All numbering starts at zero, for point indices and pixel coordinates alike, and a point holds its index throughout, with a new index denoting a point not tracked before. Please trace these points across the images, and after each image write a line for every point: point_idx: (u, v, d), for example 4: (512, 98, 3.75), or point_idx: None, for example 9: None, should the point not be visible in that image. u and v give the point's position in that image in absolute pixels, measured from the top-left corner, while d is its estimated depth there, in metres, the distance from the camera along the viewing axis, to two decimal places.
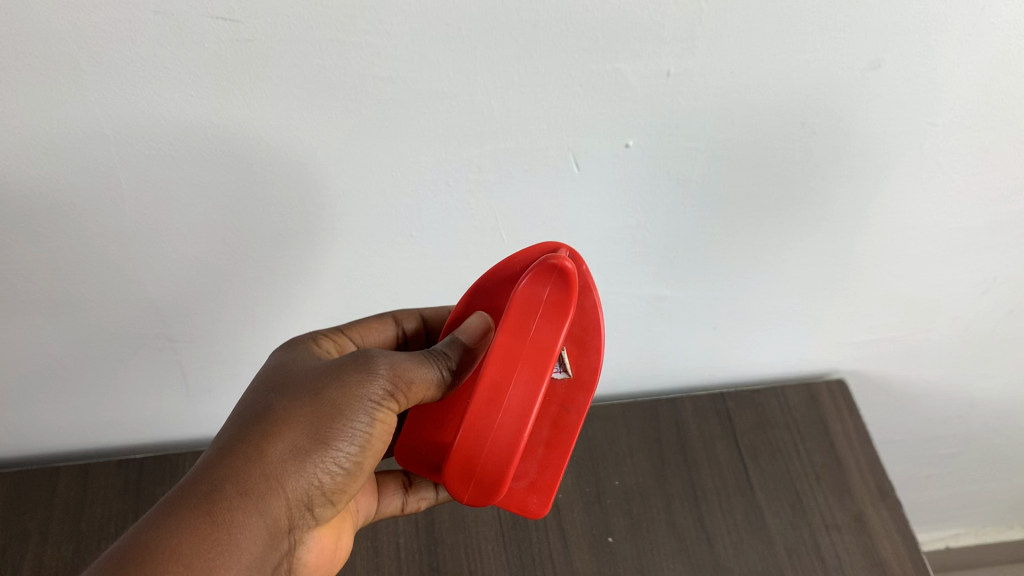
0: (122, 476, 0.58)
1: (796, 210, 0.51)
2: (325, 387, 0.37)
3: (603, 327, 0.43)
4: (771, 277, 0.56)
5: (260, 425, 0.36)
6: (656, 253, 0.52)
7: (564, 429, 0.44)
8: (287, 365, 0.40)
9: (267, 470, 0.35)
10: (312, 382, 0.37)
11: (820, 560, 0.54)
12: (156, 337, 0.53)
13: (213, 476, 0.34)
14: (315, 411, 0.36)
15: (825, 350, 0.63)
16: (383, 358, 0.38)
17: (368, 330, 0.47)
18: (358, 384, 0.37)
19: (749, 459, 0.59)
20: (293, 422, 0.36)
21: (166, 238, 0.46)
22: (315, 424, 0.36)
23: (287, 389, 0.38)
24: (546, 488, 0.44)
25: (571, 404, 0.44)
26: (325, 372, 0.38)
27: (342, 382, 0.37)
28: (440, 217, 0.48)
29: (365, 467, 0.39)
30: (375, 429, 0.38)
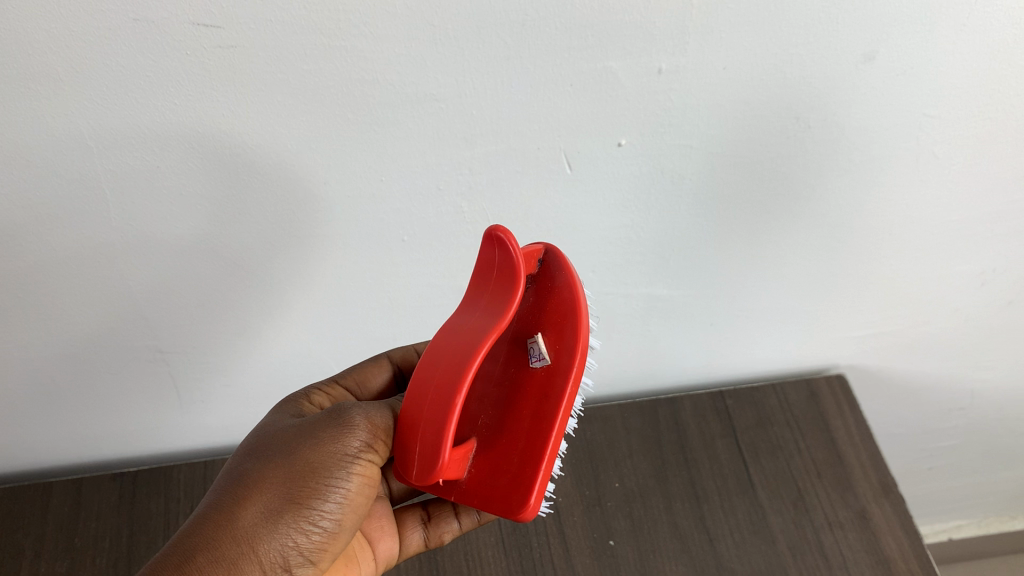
0: (116, 490, 0.57)
1: (792, 206, 0.50)
2: (298, 446, 0.36)
3: (580, 307, 0.38)
4: (768, 273, 0.55)
5: (231, 490, 0.35)
6: (652, 252, 0.52)
7: (544, 421, 0.37)
8: (259, 432, 0.39)
9: (239, 534, 0.34)
10: (286, 442, 0.36)
11: (825, 560, 0.54)
12: (147, 348, 0.52)
13: (183, 545, 0.33)
14: (287, 470, 0.35)
15: (824, 346, 0.62)
16: (357, 411, 0.37)
17: (365, 376, 0.47)
18: (333, 440, 0.36)
19: (750, 457, 0.59)
20: (264, 482, 0.35)
21: (153, 248, 0.46)
22: (288, 483, 0.35)
23: (260, 452, 0.37)
24: (526, 486, 0.36)
25: (551, 392, 0.37)
26: (295, 434, 0.37)
27: (317, 439, 0.36)
28: (432, 222, 0.47)
29: (347, 527, 0.37)
30: (355, 484, 0.37)
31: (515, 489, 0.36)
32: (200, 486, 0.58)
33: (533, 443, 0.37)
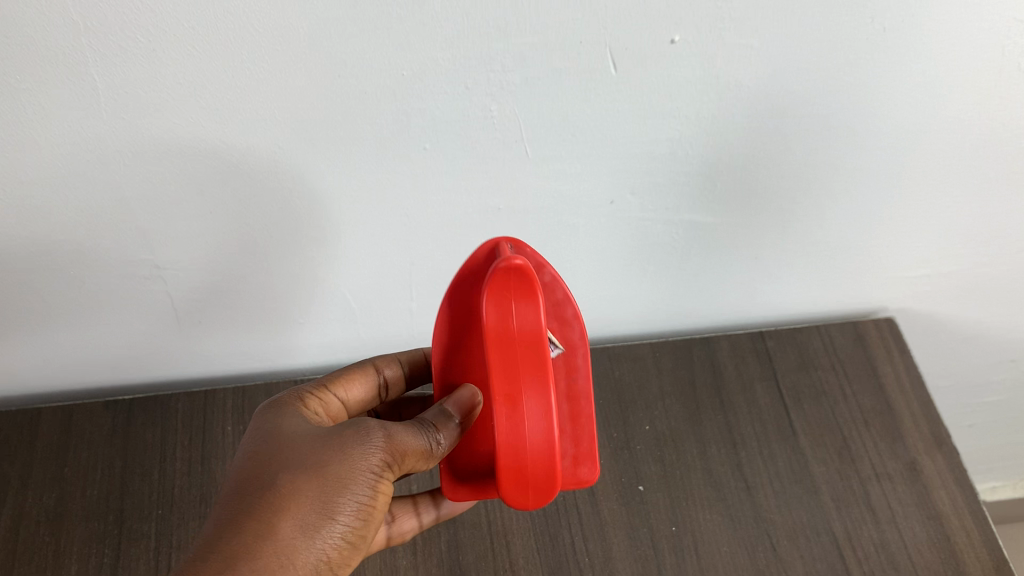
0: (109, 418, 0.53)
1: (856, 121, 0.45)
2: (329, 456, 0.34)
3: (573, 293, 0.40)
4: (822, 200, 0.50)
5: (260, 497, 0.32)
6: (698, 172, 0.47)
7: (579, 398, 0.41)
8: (269, 431, 0.36)
9: (276, 553, 0.31)
10: (313, 448, 0.34)
11: (871, 512, 0.50)
12: (142, 264, 0.47)
13: (219, 556, 0.31)
14: (320, 486, 0.33)
15: (873, 286, 0.58)
16: (383, 426, 0.35)
17: (351, 382, 0.43)
18: (363, 455, 0.34)
19: (791, 402, 0.54)
20: (297, 496, 0.32)
21: (149, 147, 0.41)
22: (322, 500, 0.33)
23: (281, 459, 0.34)
24: (590, 456, 0.41)
25: (576, 373, 0.41)
26: (319, 447, 0.34)
27: (347, 452, 0.34)
28: (458, 128, 0.42)
29: (365, 543, 0.35)
30: (378, 502, 0.35)
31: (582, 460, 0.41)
32: (200, 419, 0.53)
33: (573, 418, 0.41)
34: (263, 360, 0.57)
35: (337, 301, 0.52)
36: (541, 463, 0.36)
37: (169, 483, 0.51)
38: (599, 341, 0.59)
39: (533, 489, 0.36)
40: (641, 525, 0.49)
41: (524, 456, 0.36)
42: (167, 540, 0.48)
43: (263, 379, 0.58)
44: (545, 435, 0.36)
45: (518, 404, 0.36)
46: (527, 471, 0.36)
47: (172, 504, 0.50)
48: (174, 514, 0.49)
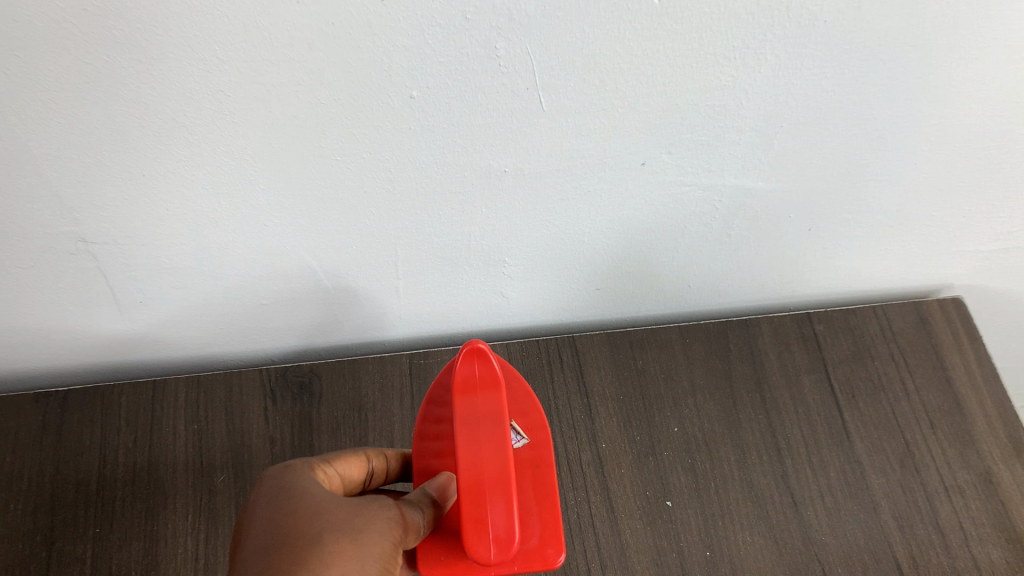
0: (39, 415, 0.44)
1: (957, 68, 0.36)
2: (355, 526, 0.32)
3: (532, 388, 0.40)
4: (897, 162, 0.41)
5: (292, 562, 0.30)
6: (752, 128, 0.38)
7: (546, 483, 0.38)
8: (281, 487, 0.34)
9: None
10: (338, 517, 0.32)
11: (940, 535, 0.43)
12: (65, 237, 0.38)
13: None
14: (361, 545, 0.32)
15: (941, 261, 0.49)
16: (399, 503, 0.34)
17: (345, 464, 0.38)
18: (386, 528, 0.33)
19: (844, 399, 0.46)
20: (341, 554, 0.31)
21: (54, 94, 0.31)
22: (364, 559, 0.31)
23: (308, 517, 0.32)
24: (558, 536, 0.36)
25: (541, 461, 0.38)
26: (348, 508, 0.33)
27: (371, 523, 0.32)
28: (455, 73, 0.32)
29: None
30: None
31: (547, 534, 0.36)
32: (146, 416, 0.45)
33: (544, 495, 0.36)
34: (225, 345, 0.48)
35: (310, 284, 0.43)
36: (499, 514, 0.33)
37: (110, 494, 0.43)
38: (619, 321, 0.51)
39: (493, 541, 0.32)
40: (669, 549, 0.41)
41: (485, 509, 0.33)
42: (106, 564, 0.41)
43: (224, 362, 0.49)
44: (502, 486, 0.33)
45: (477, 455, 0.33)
46: (486, 521, 0.32)
47: (113, 520, 0.42)
48: (115, 532, 0.42)
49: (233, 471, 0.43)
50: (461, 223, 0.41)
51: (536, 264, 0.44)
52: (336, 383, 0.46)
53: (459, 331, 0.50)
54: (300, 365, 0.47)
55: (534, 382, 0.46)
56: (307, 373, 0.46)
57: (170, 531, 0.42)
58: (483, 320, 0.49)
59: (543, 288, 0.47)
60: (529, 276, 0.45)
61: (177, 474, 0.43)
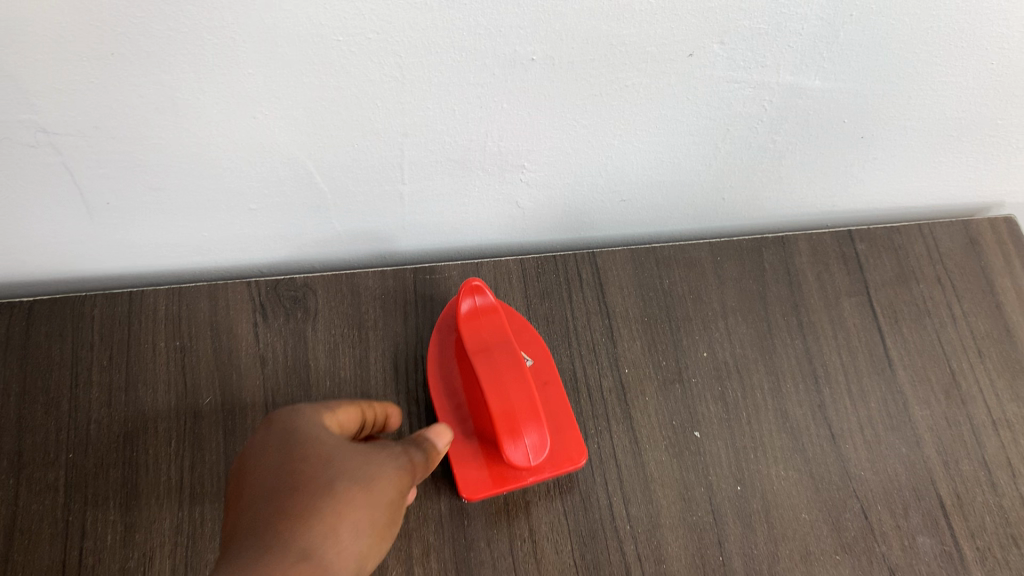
0: (4, 328, 0.40)
1: None
2: (370, 468, 0.29)
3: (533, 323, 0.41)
4: (972, 63, 0.37)
5: (308, 495, 0.27)
6: (820, 17, 0.33)
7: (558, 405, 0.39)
8: (288, 433, 0.30)
9: (340, 562, 0.27)
10: (352, 458, 0.29)
11: (987, 472, 0.40)
12: (22, 127, 0.33)
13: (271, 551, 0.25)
14: (372, 497, 0.28)
15: (997, 176, 0.45)
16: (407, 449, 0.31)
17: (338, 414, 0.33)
18: (398, 471, 0.30)
19: (886, 323, 0.43)
20: (356, 510, 0.27)
21: None
22: (375, 512, 0.28)
23: (320, 465, 0.28)
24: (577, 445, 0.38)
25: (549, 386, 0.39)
26: (357, 450, 0.30)
27: (384, 467, 0.29)
28: None
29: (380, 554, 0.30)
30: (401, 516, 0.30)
31: (570, 443, 0.37)
32: (124, 331, 0.40)
33: (559, 412, 0.38)
34: (208, 254, 0.43)
35: (305, 186, 0.39)
36: (528, 423, 0.35)
37: (83, 416, 0.38)
38: (641, 236, 0.47)
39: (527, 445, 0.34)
40: (697, 484, 0.38)
41: (516, 420, 0.34)
42: (81, 494, 0.37)
43: (207, 272, 0.44)
44: (527, 399, 0.35)
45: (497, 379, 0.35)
46: (518, 427, 0.34)
47: (87, 446, 0.38)
48: (90, 459, 0.38)
49: (219, 394, 0.39)
50: (478, 120, 0.36)
51: (558, 169, 0.40)
52: (334, 299, 0.42)
53: (468, 243, 0.46)
54: (293, 278, 0.42)
55: (550, 301, 0.42)
56: (302, 287, 0.42)
57: (152, 458, 0.38)
58: (493, 232, 0.45)
59: (564, 198, 0.42)
60: (549, 184, 0.41)
61: (159, 396, 0.39)
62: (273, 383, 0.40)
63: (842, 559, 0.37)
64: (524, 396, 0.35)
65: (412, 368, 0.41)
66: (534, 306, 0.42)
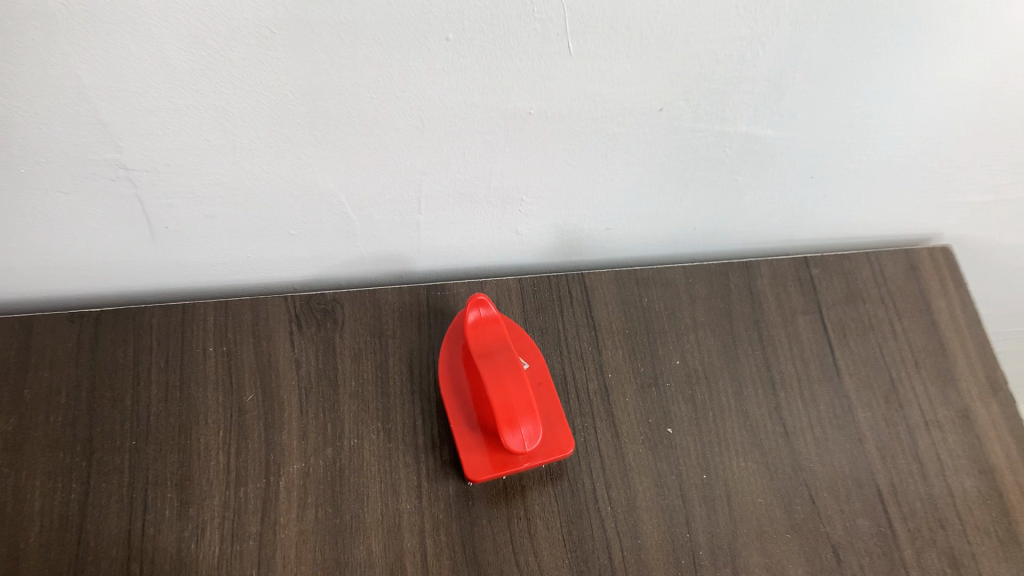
0: (75, 334, 0.47)
1: (954, 24, 0.38)
2: None
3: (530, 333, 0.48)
4: (897, 114, 0.44)
5: None
6: (766, 78, 0.40)
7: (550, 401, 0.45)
8: None
9: None
10: None
11: (919, 464, 0.46)
12: (107, 164, 0.39)
13: None
14: None
15: (933, 211, 0.52)
16: None
17: None
18: None
19: (836, 337, 0.49)
20: None
21: (110, 27, 0.32)
22: None
23: None
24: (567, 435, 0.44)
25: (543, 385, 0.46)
26: None
27: None
28: (488, 14, 0.34)
29: None
30: None
31: (560, 434, 0.43)
32: (178, 338, 0.47)
33: (552, 408, 0.44)
34: (249, 273, 0.50)
35: (336, 215, 0.45)
36: (524, 415, 0.41)
37: (143, 409, 0.45)
38: (625, 261, 0.54)
39: (523, 433, 0.41)
40: (669, 472, 0.44)
41: (514, 412, 0.41)
42: (143, 474, 0.43)
43: (246, 290, 0.51)
44: (522, 395, 0.42)
45: (498, 378, 0.42)
46: (516, 418, 0.41)
47: (146, 434, 0.44)
48: (150, 445, 0.44)
49: (260, 392, 0.46)
50: (483, 160, 0.43)
51: (552, 202, 0.47)
52: (358, 313, 0.49)
53: (474, 266, 0.52)
54: (323, 294, 0.49)
55: (545, 316, 0.48)
56: (330, 301, 0.49)
57: (203, 446, 0.44)
58: (496, 256, 0.52)
59: (557, 227, 0.49)
60: (544, 215, 0.48)
61: (208, 393, 0.45)
62: (306, 383, 0.46)
63: (792, 537, 0.43)
64: (521, 392, 0.42)
65: (425, 372, 0.47)
66: (531, 320, 0.48)
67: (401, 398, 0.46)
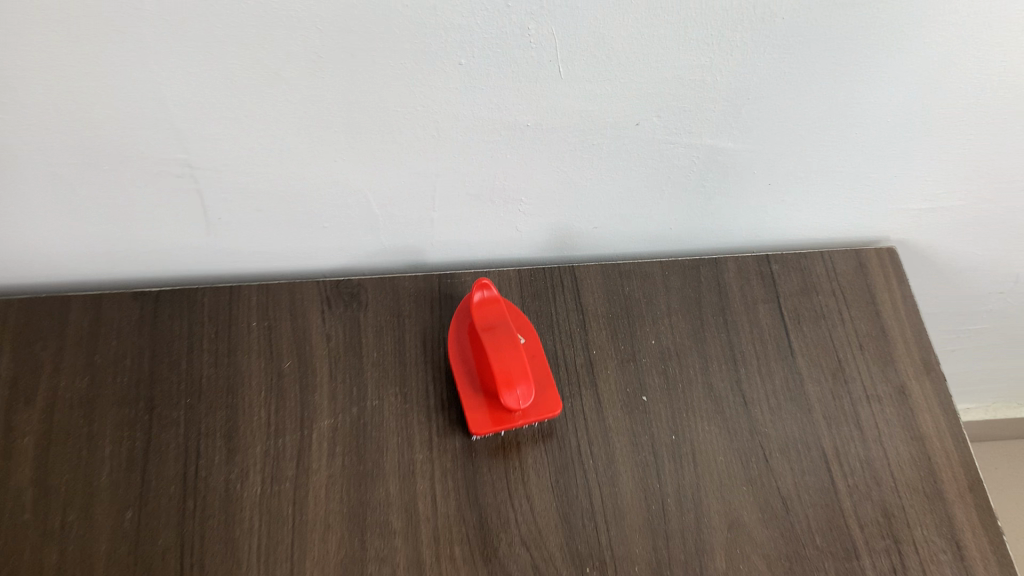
0: (138, 309, 0.55)
1: (879, 55, 0.47)
2: None
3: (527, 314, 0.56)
4: (839, 132, 0.52)
5: None
6: (725, 99, 0.48)
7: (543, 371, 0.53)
8: None
9: None
10: None
11: (859, 431, 0.54)
12: (175, 163, 0.48)
13: None
14: None
15: (879, 216, 0.60)
16: None
17: None
18: None
19: (791, 324, 0.57)
20: None
21: (192, 50, 0.41)
22: None
23: None
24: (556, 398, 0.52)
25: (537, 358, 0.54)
26: None
27: None
28: (494, 44, 0.42)
29: None
30: None
31: (550, 397, 0.51)
32: (226, 314, 0.55)
33: (542, 376, 0.52)
34: (286, 262, 0.58)
35: (364, 211, 0.53)
36: (519, 378, 0.49)
37: (196, 373, 0.53)
38: (611, 257, 0.61)
39: (519, 393, 0.48)
40: (643, 432, 0.52)
41: (511, 375, 0.49)
42: (196, 427, 0.51)
43: (282, 276, 0.59)
44: (519, 361, 0.49)
45: (498, 348, 0.50)
46: (513, 380, 0.49)
47: (199, 394, 0.52)
48: (201, 402, 0.52)
49: (296, 360, 0.53)
50: (488, 166, 0.51)
51: (547, 203, 0.55)
52: (379, 296, 0.57)
53: (479, 259, 0.60)
54: (349, 280, 0.57)
55: (540, 302, 0.56)
56: (356, 286, 0.57)
57: (247, 404, 0.52)
58: (499, 250, 0.59)
59: (551, 225, 0.57)
60: (540, 214, 0.56)
61: (251, 360, 0.53)
62: (334, 353, 0.54)
63: (746, 488, 0.51)
64: (517, 359, 0.50)
65: (436, 347, 0.55)
66: (528, 304, 0.56)
67: (416, 368, 0.54)
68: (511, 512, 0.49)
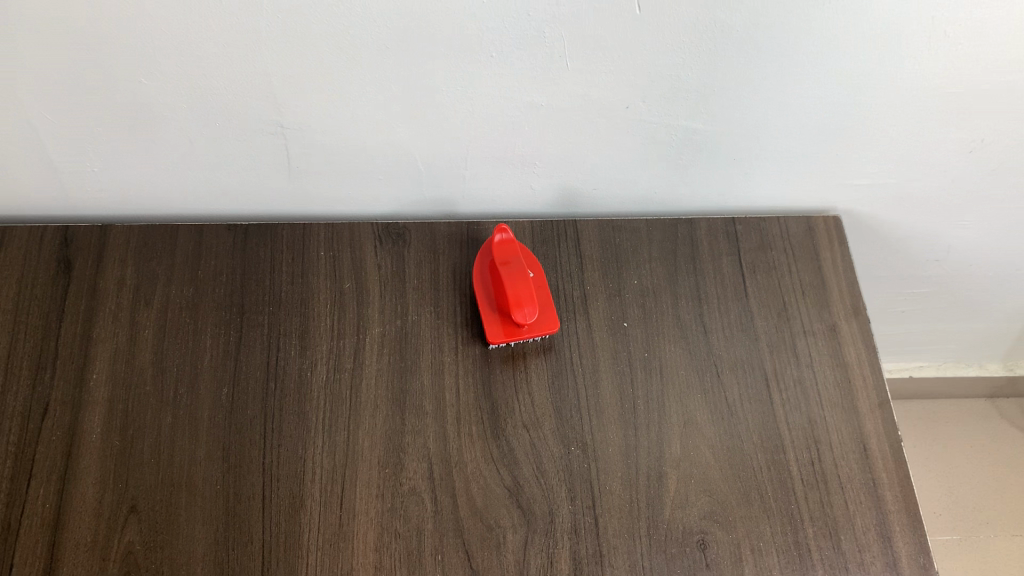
0: (231, 237, 0.70)
1: (817, 62, 0.60)
2: None
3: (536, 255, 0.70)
4: (789, 120, 0.65)
5: None
6: (696, 90, 0.62)
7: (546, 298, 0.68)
8: None
9: None
10: None
11: (795, 357, 0.68)
12: (270, 123, 0.62)
13: None
14: None
15: (827, 190, 0.74)
16: None
17: None
18: None
19: (748, 273, 0.71)
20: None
21: (294, 39, 0.55)
22: None
23: None
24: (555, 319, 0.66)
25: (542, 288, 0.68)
26: None
27: None
28: (517, 43, 0.56)
29: None
30: None
31: (550, 317, 0.66)
32: (300, 245, 0.70)
33: (545, 301, 0.66)
34: (346, 206, 0.72)
35: (411, 168, 0.68)
36: (527, 301, 0.63)
37: (276, 288, 0.68)
38: (607, 214, 0.76)
39: (526, 312, 0.63)
40: (622, 349, 0.66)
41: (521, 298, 0.63)
42: (275, 328, 0.66)
43: (342, 218, 0.74)
44: (527, 288, 0.64)
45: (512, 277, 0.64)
46: (522, 302, 0.63)
47: (278, 304, 0.67)
48: (280, 310, 0.67)
49: (354, 282, 0.68)
50: (510, 136, 0.65)
51: (555, 168, 0.69)
52: (419, 236, 0.71)
53: (500, 211, 0.75)
54: (396, 224, 0.72)
55: (547, 247, 0.70)
56: (402, 228, 0.71)
57: (315, 313, 0.67)
58: (516, 205, 0.74)
59: (559, 186, 0.71)
60: (550, 176, 0.70)
61: (318, 281, 0.68)
62: (383, 279, 0.69)
63: (700, 395, 0.65)
64: (526, 286, 0.64)
65: (463, 278, 0.70)
66: (538, 248, 0.71)
67: (447, 293, 0.69)
68: (516, 403, 0.63)
